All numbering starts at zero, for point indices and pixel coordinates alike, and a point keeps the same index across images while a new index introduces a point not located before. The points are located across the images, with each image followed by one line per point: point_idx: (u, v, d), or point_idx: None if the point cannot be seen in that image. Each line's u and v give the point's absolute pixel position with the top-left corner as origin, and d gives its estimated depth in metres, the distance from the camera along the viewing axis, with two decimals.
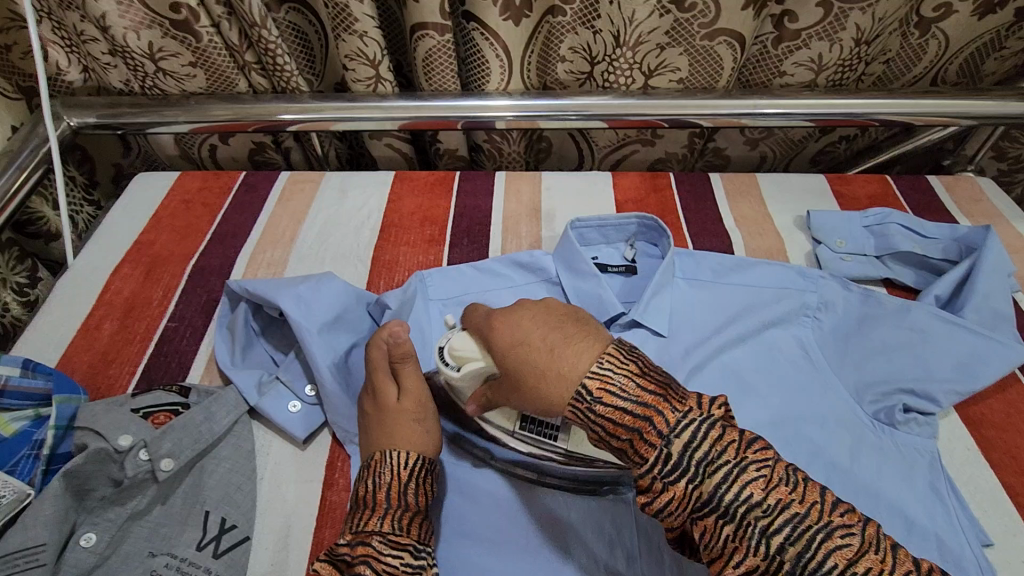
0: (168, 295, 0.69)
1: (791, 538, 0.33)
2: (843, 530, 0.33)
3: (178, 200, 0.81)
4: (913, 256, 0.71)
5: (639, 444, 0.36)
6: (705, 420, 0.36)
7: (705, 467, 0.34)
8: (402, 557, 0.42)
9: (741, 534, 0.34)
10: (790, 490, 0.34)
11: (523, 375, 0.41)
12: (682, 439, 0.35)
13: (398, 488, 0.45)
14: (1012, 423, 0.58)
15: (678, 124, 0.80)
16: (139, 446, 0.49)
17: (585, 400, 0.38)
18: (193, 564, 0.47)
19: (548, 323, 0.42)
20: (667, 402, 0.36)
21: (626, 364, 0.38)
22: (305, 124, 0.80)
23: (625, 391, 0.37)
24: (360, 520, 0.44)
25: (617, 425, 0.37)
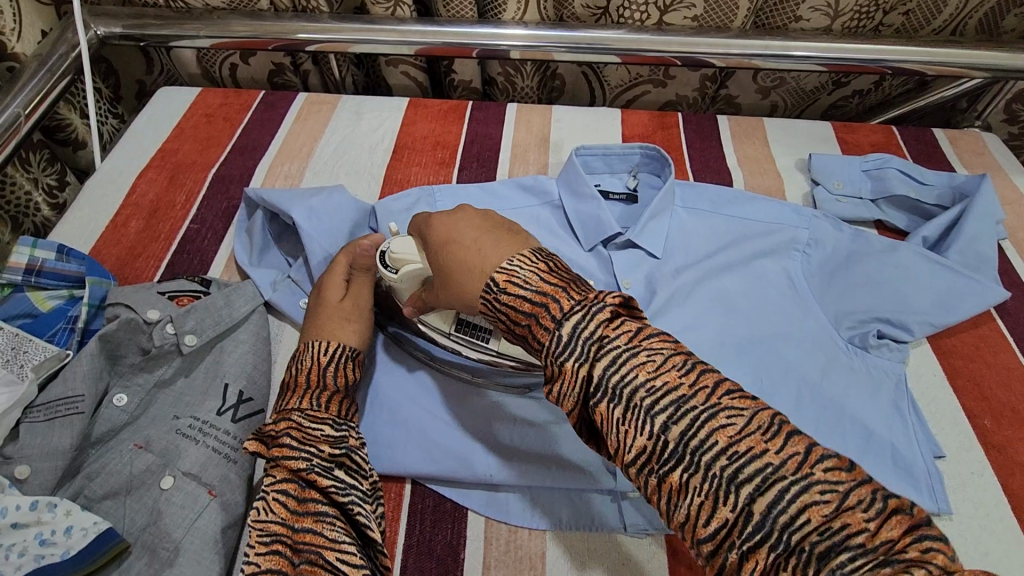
0: (191, 200, 0.73)
1: (674, 418, 0.33)
2: (729, 410, 0.33)
3: (200, 113, 0.83)
4: (908, 201, 0.73)
5: (537, 329, 0.38)
6: (597, 305, 0.37)
7: (592, 347, 0.36)
8: (321, 428, 0.46)
9: (630, 417, 0.34)
10: (765, 440, 0.32)
11: (452, 270, 0.44)
12: (570, 324, 0.36)
13: (318, 371, 0.51)
14: (981, 356, 0.61)
15: (689, 62, 0.81)
16: (166, 320, 0.54)
17: (492, 292, 0.40)
18: (214, 427, 0.52)
19: (482, 227, 0.45)
20: (565, 292, 0.38)
21: (535, 263, 0.40)
22: (323, 44, 0.82)
23: (528, 282, 0.39)
24: (283, 402, 0.48)
25: (518, 312, 0.39)
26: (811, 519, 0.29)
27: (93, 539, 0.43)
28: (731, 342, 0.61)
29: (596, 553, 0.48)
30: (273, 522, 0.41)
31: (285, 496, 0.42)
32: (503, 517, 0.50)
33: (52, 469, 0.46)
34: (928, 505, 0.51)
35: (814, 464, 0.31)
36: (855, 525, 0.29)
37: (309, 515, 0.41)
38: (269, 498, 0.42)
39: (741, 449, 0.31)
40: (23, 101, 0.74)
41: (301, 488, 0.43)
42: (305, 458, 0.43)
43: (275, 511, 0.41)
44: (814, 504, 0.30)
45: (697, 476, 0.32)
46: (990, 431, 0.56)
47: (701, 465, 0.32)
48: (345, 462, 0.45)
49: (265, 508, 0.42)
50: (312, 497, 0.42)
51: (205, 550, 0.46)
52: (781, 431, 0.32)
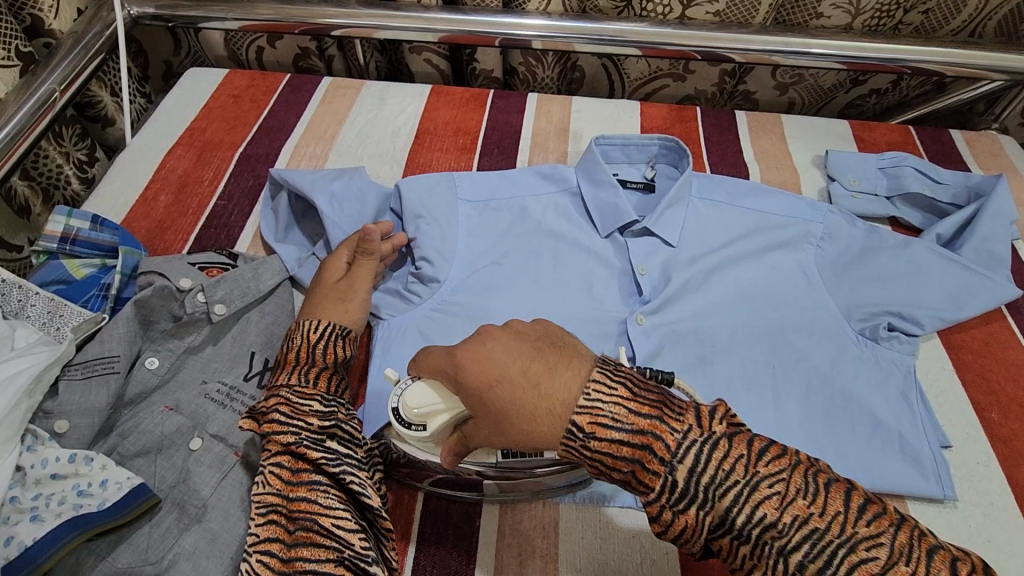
0: (218, 177, 0.75)
1: (810, 555, 0.34)
2: (863, 543, 0.34)
3: (227, 94, 0.85)
4: (923, 199, 0.73)
5: (642, 473, 0.36)
6: (708, 438, 0.36)
7: (716, 491, 0.35)
8: (310, 404, 0.48)
9: (758, 554, 0.35)
10: (807, 503, 0.34)
11: (505, 417, 0.39)
12: (685, 465, 0.35)
13: (308, 348, 0.52)
14: (990, 351, 0.62)
15: (710, 56, 0.82)
16: (198, 288, 0.56)
17: (578, 439, 0.37)
18: (241, 392, 0.54)
19: (523, 353, 0.40)
20: (662, 423, 0.36)
21: (614, 390, 0.37)
22: (349, 29, 0.84)
23: (618, 421, 0.36)
24: (271, 381, 0.50)
25: (616, 459, 0.36)
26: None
27: (127, 493, 0.45)
28: (743, 330, 0.62)
29: (606, 525, 0.50)
30: (270, 494, 0.44)
31: (280, 469, 0.45)
32: (516, 487, 0.52)
33: (88, 425, 0.48)
34: (934, 491, 0.52)
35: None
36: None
37: (302, 484, 0.44)
38: (266, 471, 0.45)
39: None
40: (58, 77, 0.75)
41: (294, 460, 0.45)
42: (294, 433, 0.45)
43: (271, 483, 0.45)
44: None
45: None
46: (997, 424, 0.57)
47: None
48: (336, 433, 0.47)
49: (262, 481, 0.45)
50: (304, 469, 0.45)
51: (233, 507, 0.48)
52: (916, 557, 0.34)
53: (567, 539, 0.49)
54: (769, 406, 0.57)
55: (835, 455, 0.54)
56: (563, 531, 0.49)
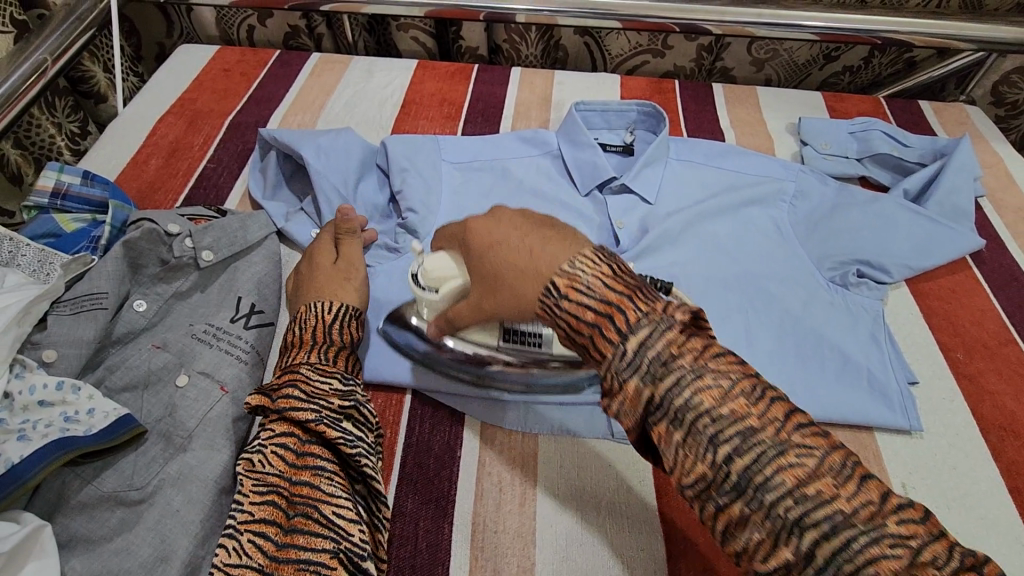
0: (208, 142, 0.76)
1: (739, 449, 0.32)
2: (797, 449, 0.32)
3: (218, 68, 0.87)
4: (892, 160, 0.76)
5: (599, 341, 0.36)
6: (667, 322, 0.35)
7: (662, 367, 0.34)
8: (329, 382, 0.45)
9: (691, 442, 0.33)
10: (749, 404, 0.33)
11: (498, 278, 0.40)
12: (637, 337, 0.35)
13: (323, 329, 0.50)
14: (956, 297, 0.64)
15: (687, 29, 0.85)
16: (185, 234, 0.58)
17: (552, 297, 0.37)
18: (227, 332, 0.55)
19: (526, 226, 0.40)
20: (631, 301, 0.36)
21: (599, 266, 0.37)
22: (337, 4, 0.86)
23: (592, 289, 0.36)
24: (290, 358, 0.48)
25: (579, 322, 0.36)
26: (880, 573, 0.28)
27: (114, 421, 0.46)
28: (718, 278, 0.64)
29: (583, 454, 0.51)
30: (271, 474, 0.42)
31: (284, 449, 0.42)
32: (498, 423, 0.53)
33: (77, 356, 0.50)
34: (899, 422, 0.54)
35: (888, 514, 0.30)
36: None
37: (307, 468, 0.42)
38: (267, 450, 0.42)
39: (810, 493, 0.30)
40: (51, 47, 0.77)
41: (302, 442, 0.43)
42: (313, 410, 0.43)
43: (273, 464, 0.42)
44: (883, 557, 0.28)
45: (759, 514, 0.31)
46: (962, 362, 0.59)
47: (764, 503, 0.31)
48: (353, 414, 0.45)
49: (262, 459, 0.42)
50: (311, 452, 0.43)
51: (218, 437, 0.49)
52: (763, 397, 0.34)
53: (544, 467, 0.51)
54: (742, 347, 0.59)
55: (801, 383, 0.56)
56: (541, 460, 0.51)
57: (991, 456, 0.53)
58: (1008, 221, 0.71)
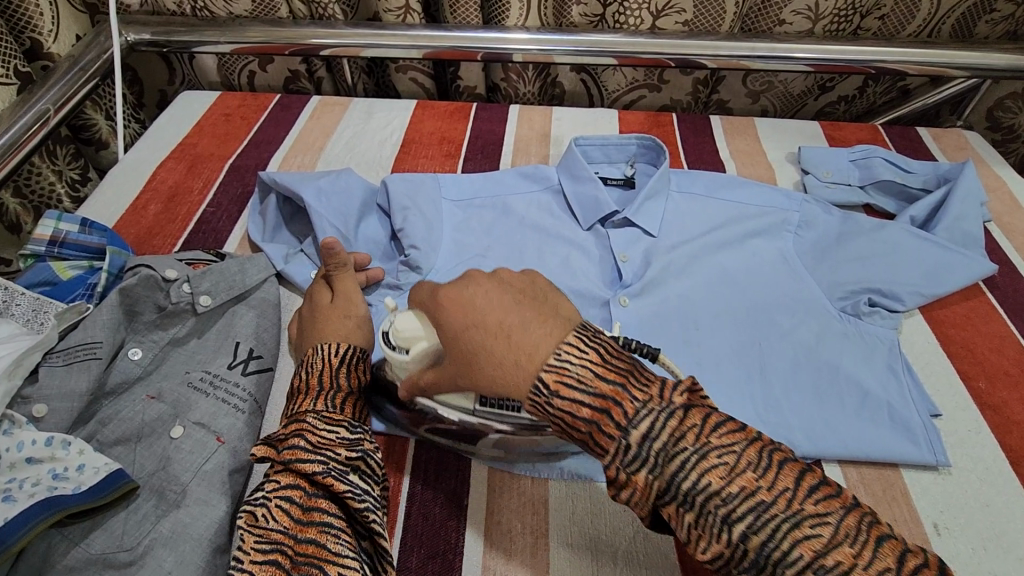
0: (208, 186, 0.76)
1: (675, 462, 0.33)
2: (720, 450, 0.34)
3: (219, 113, 0.88)
4: (894, 186, 0.75)
5: (598, 436, 0.35)
6: (618, 365, 0.35)
7: (626, 420, 0.34)
8: (337, 431, 0.43)
9: (639, 466, 0.34)
10: (756, 477, 0.33)
11: (477, 360, 0.38)
12: (640, 431, 0.34)
13: (330, 371, 0.48)
14: (973, 324, 0.62)
15: (683, 63, 0.86)
16: (183, 280, 0.57)
17: (542, 396, 0.35)
18: (224, 379, 0.53)
19: (506, 305, 0.38)
20: (625, 391, 0.35)
21: (586, 354, 0.36)
22: (337, 48, 0.87)
23: (582, 382, 0.35)
24: (295, 406, 0.46)
25: (573, 418, 0.35)
26: (802, 554, 0.31)
27: (104, 477, 0.44)
28: (726, 312, 0.62)
29: (597, 499, 0.49)
30: (275, 530, 0.39)
31: (290, 503, 0.40)
32: (506, 465, 0.51)
33: (68, 410, 0.48)
34: (925, 458, 0.52)
35: (803, 499, 0.32)
36: (844, 561, 0.31)
37: (313, 525, 0.39)
38: (272, 504, 0.40)
39: (735, 490, 0.33)
40: (53, 97, 0.77)
41: (307, 496, 0.40)
42: (320, 461, 0.41)
43: (278, 518, 0.40)
44: (804, 540, 0.31)
45: (695, 514, 0.33)
46: (985, 392, 0.57)
47: (698, 505, 0.33)
48: (361, 466, 0.42)
49: (266, 514, 0.40)
50: (318, 507, 0.40)
51: (213, 491, 0.46)
52: (770, 465, 0.33)
53: (556, 514, 0.48)
54: (755, 383, 0.57)
55: (818, 420, 0.54)
56: (553, 507, 0.49)
57: None
58: (1018, 244, 0.70)
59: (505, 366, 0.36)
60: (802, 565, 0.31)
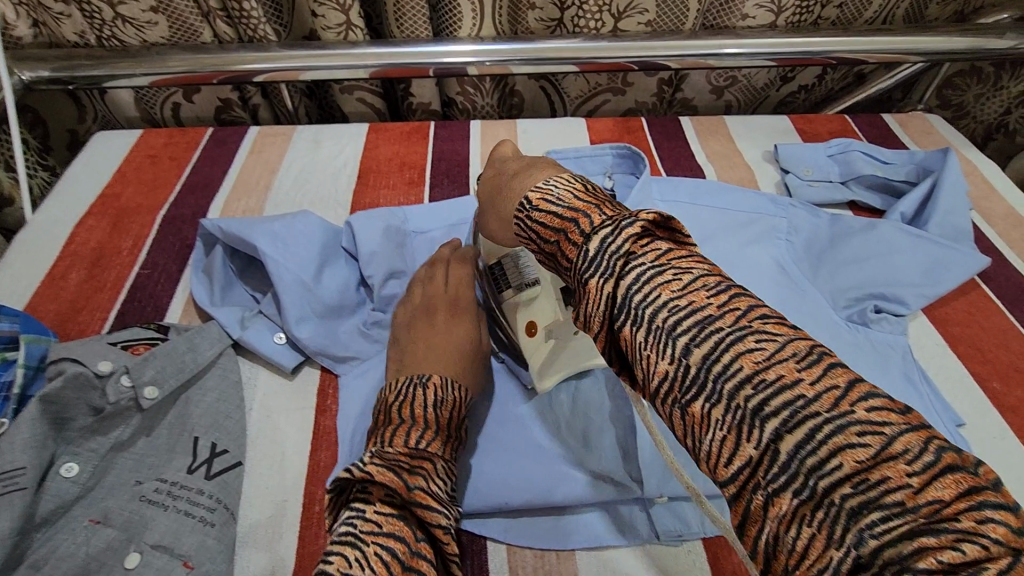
0: (139, 244, 0.66)
1: (788, 425, 0.26)
2: (760, 334, 0.28)
3: (143, 154, 0.78)
4: (876, 180, 0.74)
5: (565, 245, 0.36)
6: (627, 219, 0.33)
7: (622, 264, 0.32)
8: (450, 490, 0.42)
9: (728, 421, 0.28)
10: (907, 468, 0.24)
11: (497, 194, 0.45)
12: (598, 235, 0.33)
13: (455, 418, 0.46)
14: (975, 320, 0.61)
15: (647, 66, 0.82)
16: (120, 371, 0.48)
17: (525, 210, 0.39)
18: (185, 487, 0.45)
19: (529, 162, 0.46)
20: (596, 209, 0.35)
21: (572, 183, 0.38)
22: (274, 73, 0.78)
23: (560, 199, 0.37)
24: (420, 438, 0.42)
25: (546, 228, 0.37)
26: (841, 463, 0.25)
27: None
28: None
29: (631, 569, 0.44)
30: None
31: (392, 556, 0.35)
32: (527, 541, 0.46)
33: None
34: None
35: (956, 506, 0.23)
36: (896, 478, 0.24)
37: None
38: (370, 551, 0.35)
39: (770, 379, 0.27)
40: None
41: (409, 552, 0.36)
42: (443, 515, 0.39)
43: (376, 570, 0.34)
44: (848, 447, 0.25)
45: (809, 504, 0.25)
46: (1001, 392, 0.55)
47: (815, 490, 0.25)
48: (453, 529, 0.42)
49: (361, 560, 0.35)
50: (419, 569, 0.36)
51: None
52: (933, 462, 0.24)
53: None
54: None
55: None
56: None
57: None
58: (999, 230, 0.70)
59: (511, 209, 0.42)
60: (841, 479, 0.25)
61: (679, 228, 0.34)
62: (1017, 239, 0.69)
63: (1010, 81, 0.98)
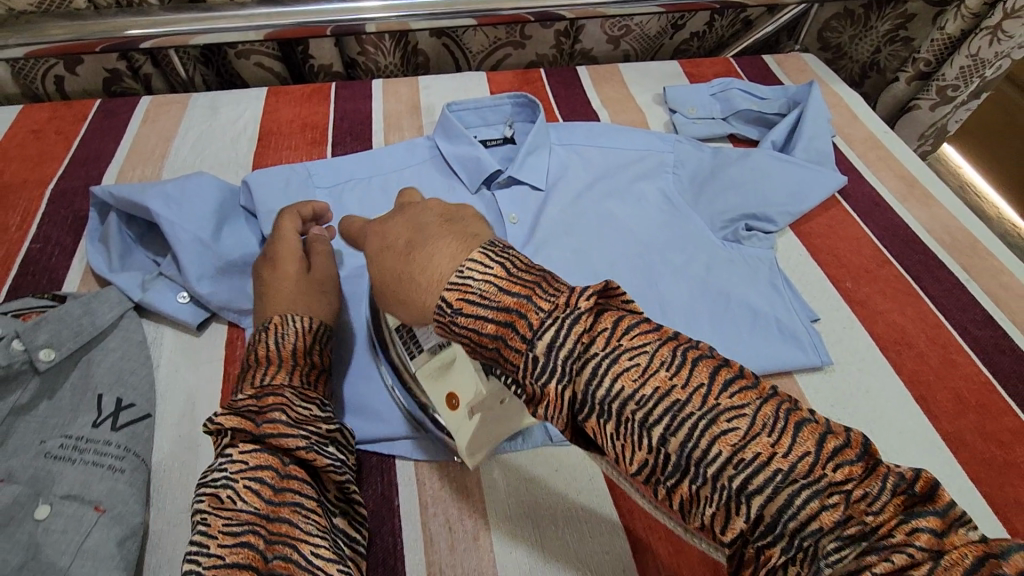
0: (28, 219, 0.64)
1: (766, 496, 0.24)
2: (630, 351, 0.27)
3: (25, 130, 0.74)
4: (753, 114, 0.80)
5: (506, 352, 0.29)
6: (573, 313, 0.28)
7: (575, 365, 0.28)
8: (311, 408, 0.42)
9: (708, 491, 0.25)
10: (865, 505, 0.24)
11: (401, 280, 0.34)
12: (545, 340, 0.28)
13: (303, 349, 0.46)
14: (833, 232, 0.69)
15: (541, 17, 0.85)
16: (12, 336, 0.47)
17: (445, 314, 0.31)
18: (91, 441, 0.46)
19: (415, 224, 0.36)
20: (530, 302, 0.29)
21: (489, 269, 0.31)
22: (158, 39, 0.76)
23: (486, 297, 0.30)
24: (265, 376, 0.43)
25: (479, 336, 0.30)
26: (819, 523, 0.24)
27: None
28: (627, 250, 0.64)
29: (528, 467, 0.49)
30: (245, 512, 0.34)
31: (260, 483, 0.36)
32: (432, 457, 0.50)
33: None
34: (812, 360, 0.56)
35: (897, 524, 0.23)
36: (857, 516, 0.24)
37: (286, 504, 0.35)
38: (238, 485, 0.35)
39: (649, 392, 0.26)
40: None
41: (279, 476, 0.37)
42: (303, 436, 0.39)
43: (248, 500, 0.35)
44: (823, 511, 0.24)
45: (805, 568, 0.24)
46: (852, 290, 0.63)
47: (802, 549, 0.24)
48: (337, 440, 0.42)
49: (233, 496, 0.35)
50: (292, 487, 0.36)
51: (102, 567, 0.41)
52: (886, 493, 0.24)
53: (490, 493, 0.48)
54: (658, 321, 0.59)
55: (685, 311, 0.60)
56: (487, 485, 0.48)
57: (896, 371, 0.57)
58: (859, 152, 0.78)
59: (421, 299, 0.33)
60: (724, 464, 0.25)
61: (616, 290, 0.30)
62: (874, 160, 0.77)
63: (878, 21, 1.04)
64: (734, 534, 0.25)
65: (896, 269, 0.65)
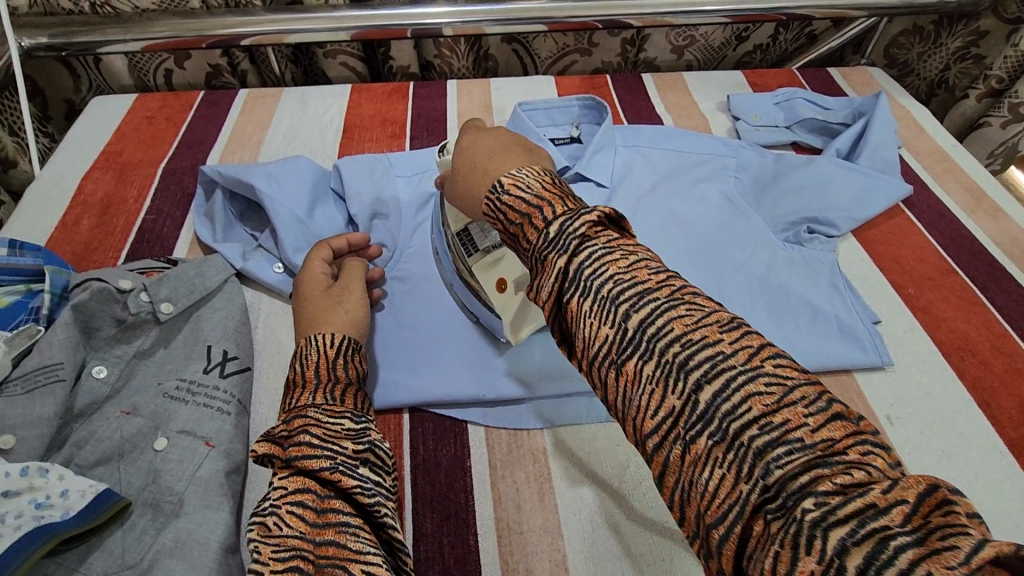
0: (143, 193, 0.72)
1: (707, 375, 0.27)
2: (770, 376, 0.27)
3: (140, 116, 0.83)
4: (817, 124, 0.82)
5: (529, 228, 0.35)
6: (588, 211, 0.33)
7: (576, 244, 0.32)
8: (341, 423, 0.42)
9: (658, 371, 0.29)
10: (826, 431, 0.25)
11: (480, 167, 0.43)
12: (560, 225, 0.33)
13: (326, 365, 0.47)
14: (897, 239, 0.69)
15: (610, 25, 0.89)
16: (139, 288, 0.54)
17: (496, 191, 0.38)
18: (202, 385, 0.52)
19: (500, 144, 0.44)
20: (563, 200, 0.35)
21: (544, 175, 0.38)
22: (258, 36, 0.83)
23: (530, 187, 0.36)
24: (292, 400, 0.44)
25: (512, 212, 0.36)
26: (752, 408, 0.26)
27: (93, 498, 0.43)
28: (688, 247, 0.67)
29: (590, 438, 0.52)
30: (291, 537, 0.35)
31: (302, 507, 0.36)
32: (502, 424, 0.54)
33: (38, 437, 0.45)
34: (872, 360, 0.57)
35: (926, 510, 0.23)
36: (796, 419, 0.25)
37: (330, 526, 0.36)
38: (282, 511, 0.36)
39: (698, 337, 0.28)
40: None
41: (320, 497, 0.37)
42: (327, 456, 0.39)
43: (293, 525, 0.35)
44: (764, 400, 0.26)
45: (721, 447, 0.26)
46: (915, 297, 0.64)
47: (734, 439, 0.26)
48: (370, 457, 0.41)
49: (278, 522, 0.36)
50: (333, 507, 0.37)
51: (213, 495, 0.46)
52: (838, 423, 0.26)
53: (556, 462, 0.51)
54: None
55: (744, 308, 0.62)
56: (552, 454, 0.52)
57: (958, 376, 0.57)
58: (925, 164, 0.78)
59: (485, 191, 0.41)
60: (756, 425, 0.26)
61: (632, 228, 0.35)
62: (940, 172, 0.77)
63: (949, 37, 1.01)
64: (758, 518, 0.25)
65: (961, 278, 0.65)
